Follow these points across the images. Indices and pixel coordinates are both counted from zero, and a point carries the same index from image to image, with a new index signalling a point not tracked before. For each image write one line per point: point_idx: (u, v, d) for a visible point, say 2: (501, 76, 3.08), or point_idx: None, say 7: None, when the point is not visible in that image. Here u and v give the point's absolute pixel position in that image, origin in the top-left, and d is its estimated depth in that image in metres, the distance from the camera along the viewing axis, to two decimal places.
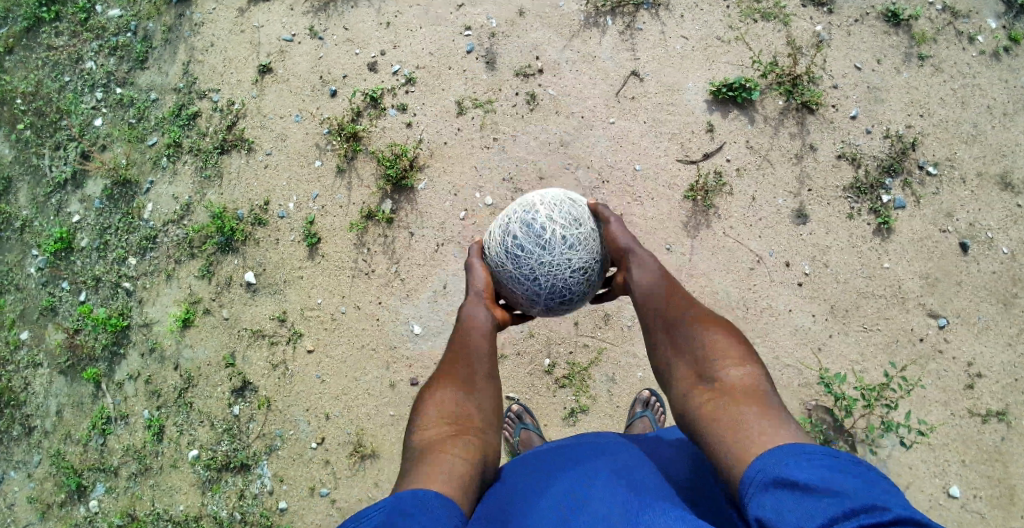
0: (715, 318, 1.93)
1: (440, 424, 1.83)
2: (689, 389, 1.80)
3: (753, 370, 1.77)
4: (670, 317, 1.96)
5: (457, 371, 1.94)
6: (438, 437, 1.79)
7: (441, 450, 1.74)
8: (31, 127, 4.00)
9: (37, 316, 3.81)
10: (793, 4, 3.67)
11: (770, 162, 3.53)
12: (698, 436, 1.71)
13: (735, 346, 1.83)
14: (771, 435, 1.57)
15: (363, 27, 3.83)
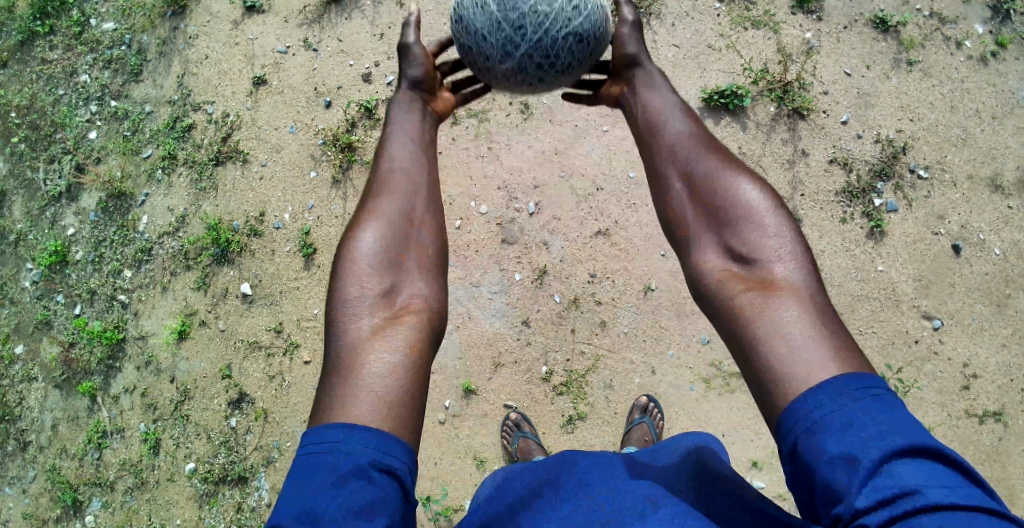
0: (751, 178, 1.71)
1: (373, 313, 1.61)
2: (714, 265, 1.64)
3: (792, 251, 1.59)
4: (698, 182, 1.74)
5: (395, 244, 1.73)
6: (377, 329, 1.58)
7: (381, 343, 1.55)
8: (26, 141, 4.02)
9: (32, 329, 3.80)
10: (783, 12, 3.72)
11: (763, 168, 3.55)
12: (722, 316, 1.56)
13: (773, 218, 1.64)
14: (802, 338, 1.41)
15: (357, 39, 3.86)
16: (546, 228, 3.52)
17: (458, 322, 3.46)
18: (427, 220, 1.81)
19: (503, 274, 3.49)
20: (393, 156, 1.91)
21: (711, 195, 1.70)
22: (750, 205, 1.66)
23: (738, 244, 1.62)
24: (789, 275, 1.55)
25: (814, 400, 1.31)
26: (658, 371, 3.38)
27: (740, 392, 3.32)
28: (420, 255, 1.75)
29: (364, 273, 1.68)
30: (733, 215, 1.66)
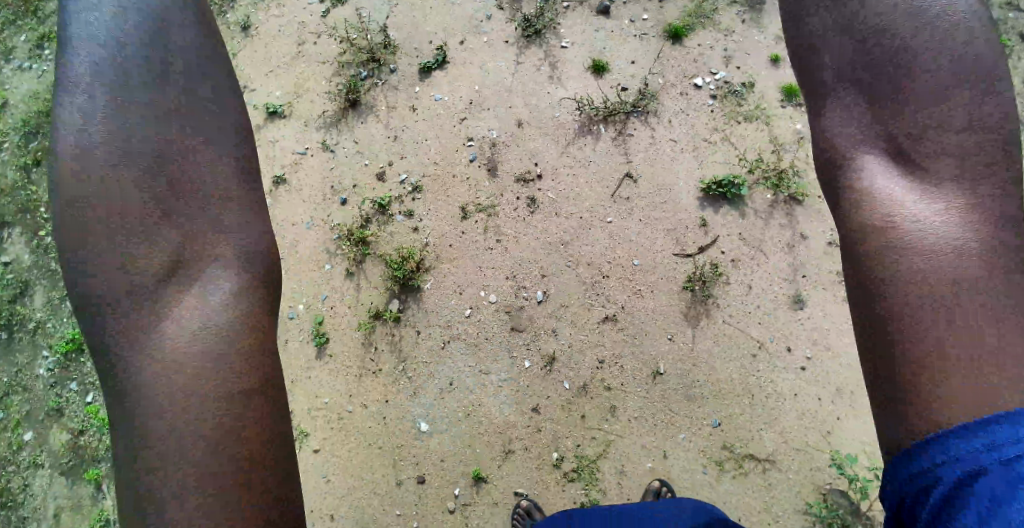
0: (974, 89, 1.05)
1: (169, 319, 1.07)
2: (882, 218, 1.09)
3: (963, 211, 1.07)
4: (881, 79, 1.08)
5: (154, 203, 1.05)
6: (180, 333, 1.06)
7: (178, 371, 1.03)
8: (54, 234, 4.21)
9: (43, 416, 3.83)
10: (773, 106, 3.96)
11: (763, 252, 3.65)
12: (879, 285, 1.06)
13: (961, 168, 1.07)
14: (973, 297, 1.01)
15: (372, 140, 4.11)
16: (553, 315, 3.59)
17: (468, 409, 3.48)
18: (211, 165, 1.10)
19: (513, 362, 3.53)
20: (91, 72, 1.07)
21: (894, 41, 1.07)
22: (947, 74, 1.06)
23: (909, 128, 1.08)
24: (961, 188, 1.07)
25: (931, 445, 1.03)
26: (670, 455, 3.33)
27: (754, 475, 3.28)
28: (210, 222, 1.10)
29: (116, 253, 1.05)
30: (921, 85, 1.06)
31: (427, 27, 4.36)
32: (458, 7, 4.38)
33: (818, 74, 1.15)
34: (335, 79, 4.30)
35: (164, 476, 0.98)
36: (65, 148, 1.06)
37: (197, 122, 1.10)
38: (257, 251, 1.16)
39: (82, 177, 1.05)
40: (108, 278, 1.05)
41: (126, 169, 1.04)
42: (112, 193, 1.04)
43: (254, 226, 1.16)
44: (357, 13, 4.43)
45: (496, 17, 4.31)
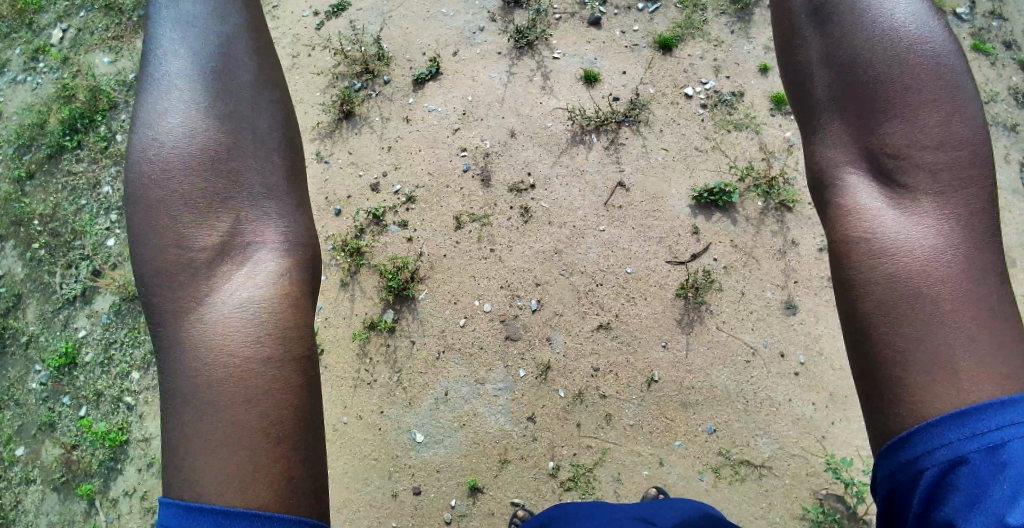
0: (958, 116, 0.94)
1: (213, 305, 0.96)
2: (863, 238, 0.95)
3: (955, 240, 0.92)
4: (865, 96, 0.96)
5: (205, 185, 0.96)
6: (224, 319, 0.95)
7: (220, 365, 0.93)
8: (46, 247, 4.21)
9: (36, 431, 3.80)
10: (762, 114, 4.01)
11: (755, 259, 3.68)
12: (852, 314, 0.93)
13: (952, 192, 0.94)
14: (969, 322, 0.87)
15: (366, 151, 4.13)
16: (548, 324, 3.60)
17: (464, 419, 3.47)
18: (258, 159, 0.99)
19: (508, 371, 3.53)
20: (174, 44, 0.99)
21: (869, 52, 0.94)
22: (927, 85, 0.93)
23: (895, 146, 0.94)
24: (957, 205, 0.94)
25: (962, 419, 0.88)
26: (666, 462, 3.33)
27: (750, 481, 3.28)
28: (251, 208, 0.98)
29: (169, 233, 0.96)
30: (905, 99, 0.93)
31: (420, 39, 4.41)
32: (451, 19, 4.43)
33: (802, 91, 1.03)
34: (328, 91, 4.33)
35: (191, 465, 0.90)
36: (138, 127, 0.98)
37: (254, 102, 1.00)
38: (303, 250, 1.05)
39: (152, 158, 0.97)
40: (157, 257, 0.96)
41: (182, 151, 0.96)
42: (169, 167, 0.96)
43: (297, 217, 1.04)
44: (350, 27, 4.49)
45: (488, 30, 4.37)
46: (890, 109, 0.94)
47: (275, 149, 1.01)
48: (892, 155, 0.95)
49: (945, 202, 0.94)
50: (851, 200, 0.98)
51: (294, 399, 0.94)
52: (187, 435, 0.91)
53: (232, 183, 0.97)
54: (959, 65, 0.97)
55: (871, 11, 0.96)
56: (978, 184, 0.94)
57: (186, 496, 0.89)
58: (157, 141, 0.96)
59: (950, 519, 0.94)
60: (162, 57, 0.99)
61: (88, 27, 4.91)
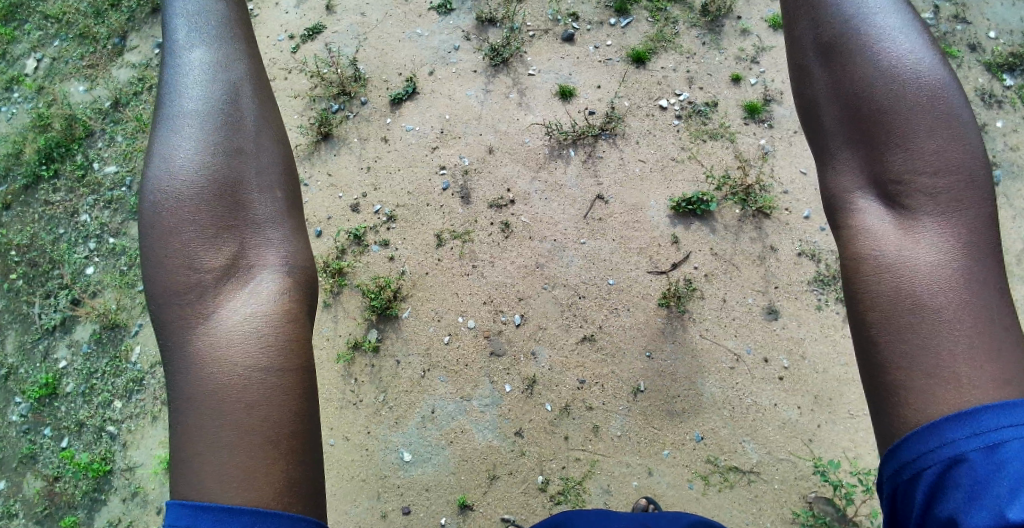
0: (956, 140, 0.94)
1: (220, 323, 0.97)
2: (874, 265, 0.95)
3: (962, 259, 0.92)
4: (869, 130, 0.95)
5: (210, 211, 0.97)
6: (230, 341, 0.96)
7: (223, 374, 0.94)
8: (24, 277, 4.17)
9: (16, 465, 3.73)
10: (736, 123, 4.08)
11: (735, 266, 3.72)
12: (864, 343, 0.94)
13: (956, 213, 0.94)
14: (968, 332, 0.87)
15: (345, 172, 4.13)
16: (532, 338, 3.61)
17: (451, 436, 3.46)
18: (263, 190, 1.00)
19: (494, 386, 3.53)
20: (185, 82, 1.00)
21: (869, 87, 0.95)
22: (924, 114, 0.94)
23: (898, 173, 0.95)
24: (960, 225, 0.93)
25: (959, 417, 0.87)
26: (655, 471, 3.34)
27: (739, 488, 3.29)
28: (255, 234, 0.99)
29: (178, 256, 0.97)
30: (906, 129, 0.93)
31: (396, 60, 4.45)
32: (426, 40, 4.51)
33: (811, 116, 1.03)
34: (306, 113, 4.35)
35: (195, 466, 0.90)
36: (150, 161, 0.99)
37: (256, 131, 1.02)
38: (303, 271, 1.04)
39: (165, 190, 0.97)
40: (167, 279, 0.97)
41: (191, 179, 0.96)
42: (177, 194, 0.97)
43: (298, 240, 1.04)
44: (326, 50, 4.54)
45: (463, 48, 4.44)
46: (892, 136, 0.94)
47: (278, 176, 1.03)
48: (895, 182, 0.95)
49: (947, 222, 0.93)
50: (858, 223, 0.98)
51: (291, 408, 0.94)
52: (193, 435, 0.91)
53: (239, 205, 0.98)
54: (955, 91, 0.97)
55: (870, 46, 0.96)
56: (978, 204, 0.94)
57: (192, 495, 0.89)
58: (168, 174, 0.96)
59: (953, 515, 0.91)
60: (176, 94, 1.00)
61: (62, 55, 4.91)
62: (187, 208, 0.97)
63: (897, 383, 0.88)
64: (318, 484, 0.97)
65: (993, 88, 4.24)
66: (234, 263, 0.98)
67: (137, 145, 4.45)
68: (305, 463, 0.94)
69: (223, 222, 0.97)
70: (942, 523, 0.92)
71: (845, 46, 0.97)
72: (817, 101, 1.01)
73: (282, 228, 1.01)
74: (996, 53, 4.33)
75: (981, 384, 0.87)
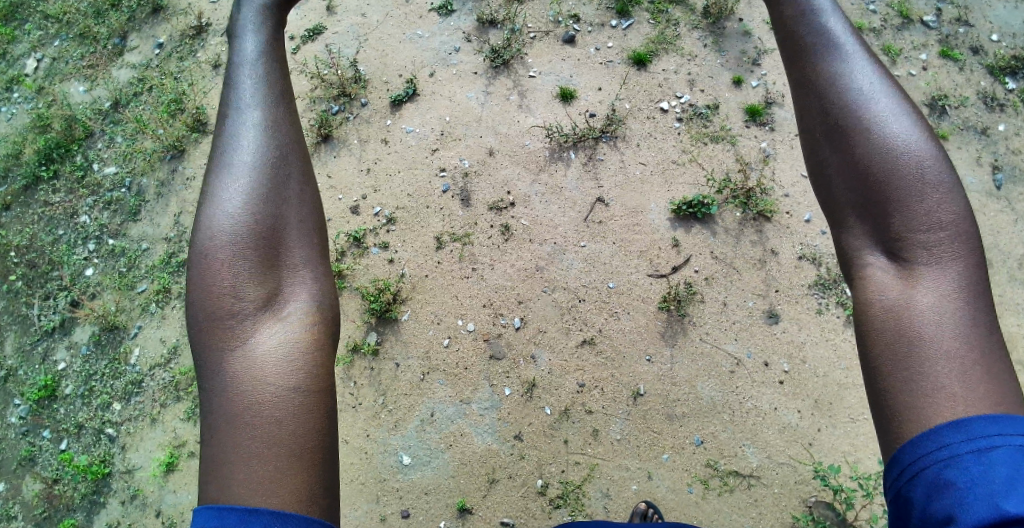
0: (947, 200, 1.00)
1: (255, 347, 1.02)
2: (887, 316, 0.99)
3: (960, 314, 0.96)
4: (878, 187, 0.99)
5: (250, 243, 1.03)
6: (263, 365, 1.01)
7: (257, 394, 0.99)
8: (23, 278, 4.16)
9: (15, 467, 3.72)
10: (737, 126, 4.08)
11: (736, 270, 3.70)
12: (877, 386, 0.98)
13: (953, 269, 0.98)
14: (965, 369, 0.94)
15: (345, 174, 4.13)
16: (532, 342, 3.60)
17: (450, 439, 3.45)
18: (299, 225, 1.06)
19: (493, 390, 3.52)
20: (240, 126, 1.08)
21: (871, 151, 1.00)
22: (918, 179, 0.99)
23: (902, 228, 0.98)
24: (959, 279, 0.98)
25: (952, 424, 0.93)
26: (655, 475, 3.32)
27: (739, 492, 3.28)
28: (288, 266, 1.05)
29: (220, 285, 1.03)
30: (907, 190, 0.99)
31: (397, 62, 4.46)
32: (427, 41, 4.52)
33: (816, 167, 1.07)
34: (306, 114, 4.35)
35: (225, 477, 0.96)
36: (202, 196, 1.06)
37: (294, 166, 1.09)
38: (331, 304, 1.10)
39: (212, 222, 1.04)
40: (209, 306, 1.04)
41: (236, 216, 1.03)
42: (229, 230, 1.02)
43: (328, 273, 1.09)
44: (326, 50, 4.53)
45: (463, 50, 4.46)
46: (891, 200, 0.98)
47: (312, 212, 1.09)
48: (895, 240, 0.99)
49: (940, 281, 0.97)
50: (868, 271, 1.00)
51: (317, 431, 1.00)
52: (225, 448, 0.97)
53: (281, 240, 1.04)
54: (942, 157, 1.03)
55: (869, 117, 1.02)
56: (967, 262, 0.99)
57: (220, 502, 0.95)
58: (217, 209, 1.03)
59: (949, 513, 0.96)
60: (229, 132, 1.07)
61: (63, 55, 4.91)
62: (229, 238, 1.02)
63: (900, 404, 0.95)
64: (333, 502, 1.02)
65: (995, 90, 4.23)
66: (271, 296, 1.03)
67: (136, 146, 4.43)
68: (324, 481, 1.00)
69: (263, 255, 1.03)
70: (939, 519, 0.97)
71: (848, 111, 1.03)
72: (817, 156, 1.06)
73: (305, 269, 1.06)
74: (997, 56, 4.32)
75: (973, 402, 0.93)
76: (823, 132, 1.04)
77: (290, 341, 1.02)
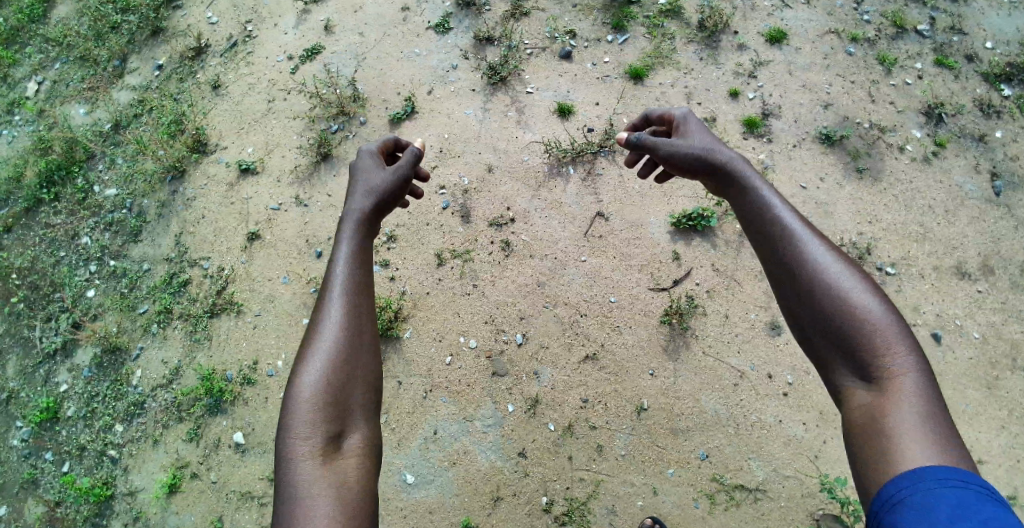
0: (895, 353, 1.68)
1: (320, 471, 1.69)
2: (862, 421, 1.62)
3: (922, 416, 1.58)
4: (848, 349, 1.73)
5: (327, 411, 1.79)
6: (325, 485, 1.66)
7: (321, 500, 1.63)
8: (25, 300, 4.16)
9: (17, 490, 3.68)
10: (735, 139, 4.13)
11: (738, 282, 3.70)
12: (862, 466, 1.57)
13: (911, 392, 1.62)
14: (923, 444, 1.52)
15: (346, 192, 4.14)
16: (534, 358, 3.59)
17: (454, 457, 3.43)
18: (361, 401, 1.86)
19: (496, 407, 3.51)
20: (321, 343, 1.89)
21: (849, 328, 1.74)
22: (874, 323, 1.73)
23: (870, 368, 1.68)
24: (914, 397, 1.61)
25: (904, 480, 1.45)
26: (660, 490, 3.31)
27: (746, 506, 3.25)
28: (352, 424, 1.82)
29: (304, 433, 1.74)
30: (868, 349, 1.70)
31: (395, 80, 4.51)
32: (425, 59, 4.57)
33: (806, 342, 1.85)
34: (306, 133, 4.39)
35: None
36: (297, 381, 1.83)
37: (364, 354, 1.91)
38: (366, 452, 1.79)
39: (303, 398, 1.79)
40: (298, 447, 1.72)
41: (319, 395, 1.80)
42: (316, 391, 1.80)
43: (374, 430, 1.85)
44: (325, 70, 4.61)
45: (462, 67, 4.50)
46: (855, 336, 1.72)
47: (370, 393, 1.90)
48: (860, 358, 1.70)
49: (905, 379, 1.64)
50: (854, 395, 1.68)
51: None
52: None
53: (346, 399, 1.83)
54: (892, 319, 1.75)
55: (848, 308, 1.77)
56: (922, 370, 1.66)
57: None
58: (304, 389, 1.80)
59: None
60: (323, 332, 1.90)
61: (63, 78, 4.95)
62: (315, 405, 1.78)
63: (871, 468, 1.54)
64: None
65: (991, 97, 4.24)
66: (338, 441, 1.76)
67: (137, 166, 4.45)
68: None
69: (331, 407, 1.80)
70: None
71: (832, 306, 1.79)
72: (794, 315, 1.88)
73: (367, 417, 1.85)
74: (992, 63, 4.35)
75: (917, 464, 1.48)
76: (802, 326, 1.85)
77: (330, 460, 1.72)
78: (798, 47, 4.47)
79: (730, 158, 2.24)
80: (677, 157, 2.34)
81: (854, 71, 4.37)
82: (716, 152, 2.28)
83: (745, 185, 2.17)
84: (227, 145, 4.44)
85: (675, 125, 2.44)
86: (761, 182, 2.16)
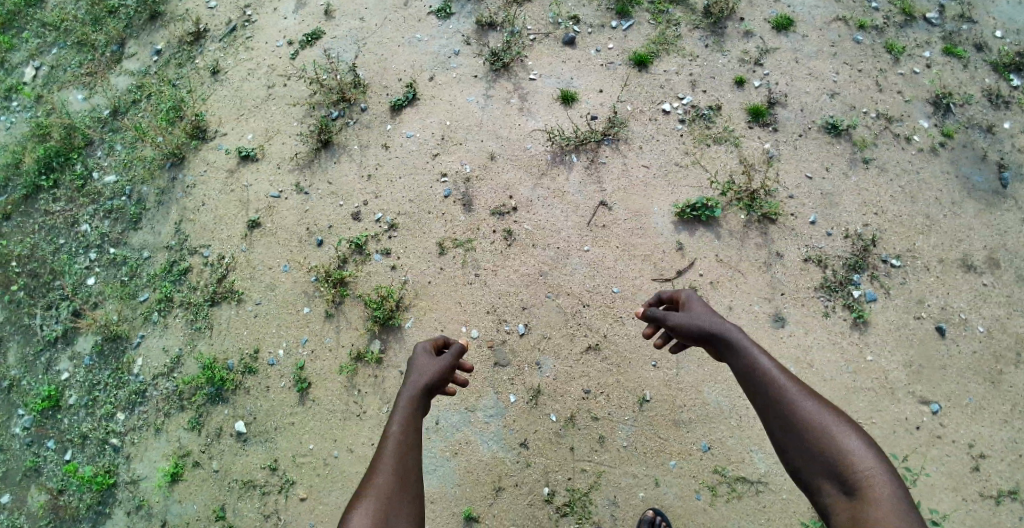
0: (876, 466, 1.81)
1: None
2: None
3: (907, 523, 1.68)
4: (836, 472, 1.84)
5: None
6: None
7: None
8: (25, 288, 4.15)
9: (20, 477, 3.68)
10: (741, 127, 4.08)
11: (741, 273, 3.68)
12: None
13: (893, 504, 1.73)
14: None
15: (347, 180, 4.10)
16: (537, 348, 3.58)
17: (456, 447, 3.43)
18: None
19: (498, 397, 3.50)
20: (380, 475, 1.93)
21: (833, 451, 1.87)
22: (851, 451, 1.85)
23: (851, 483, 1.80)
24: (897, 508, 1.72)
25: None
26: (662, 482, 3.30)
27: (747, 498, 3.25)
28: None
29: None
30: (852, 470, 1.82)
31: (396, 66, 4.45)
32: (426, 45, 4.51)
33: (795, 473, 1.95)
34: (306, 120, 4.34)
35: None
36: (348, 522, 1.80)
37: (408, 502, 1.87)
38: None
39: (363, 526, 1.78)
40: None
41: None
42: None
43: None
44: (325, 56, 4.55)
45: (463, 53, 4.44)
46: (840, 468, 1.83)
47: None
48: (845, 479, 1.82)
49: (879, 490, 1.76)
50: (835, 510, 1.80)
51: None
52: None
53: None
54: (875, 451, 1.86)
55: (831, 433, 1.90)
56: (896, 483, 1.78)
57: None
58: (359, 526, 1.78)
59: None
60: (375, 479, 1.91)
61: (61, 63, 4.90)
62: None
63: None
64: None
65: (1000, 87, 4.19)
66: None
67: (137, 154, 4.42)
68: None
69: None
70: None
71: (815, 430, 1.92)
72: (787, 460, 1.96)
73: None
74: (1002, 52, 4.28)
75: None
76: (788, 452, 1.96)
77: None
78: (805, 34, 4.41)
79: (713, 319, 2.31)
80: (674, 320, 2.39)
81: (861, 59, 4.31)
82: (702, 313, 2.35)
83: (730, 344, 2.24)
84: (226, 131, 4.39)
85: (684, 302, 2.46)
86: (743, 338, 2.23)
